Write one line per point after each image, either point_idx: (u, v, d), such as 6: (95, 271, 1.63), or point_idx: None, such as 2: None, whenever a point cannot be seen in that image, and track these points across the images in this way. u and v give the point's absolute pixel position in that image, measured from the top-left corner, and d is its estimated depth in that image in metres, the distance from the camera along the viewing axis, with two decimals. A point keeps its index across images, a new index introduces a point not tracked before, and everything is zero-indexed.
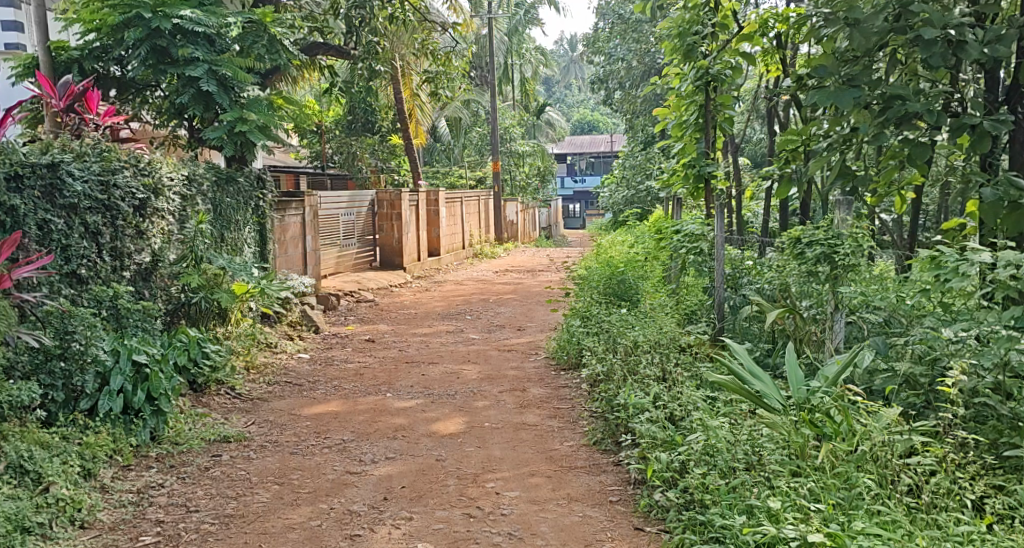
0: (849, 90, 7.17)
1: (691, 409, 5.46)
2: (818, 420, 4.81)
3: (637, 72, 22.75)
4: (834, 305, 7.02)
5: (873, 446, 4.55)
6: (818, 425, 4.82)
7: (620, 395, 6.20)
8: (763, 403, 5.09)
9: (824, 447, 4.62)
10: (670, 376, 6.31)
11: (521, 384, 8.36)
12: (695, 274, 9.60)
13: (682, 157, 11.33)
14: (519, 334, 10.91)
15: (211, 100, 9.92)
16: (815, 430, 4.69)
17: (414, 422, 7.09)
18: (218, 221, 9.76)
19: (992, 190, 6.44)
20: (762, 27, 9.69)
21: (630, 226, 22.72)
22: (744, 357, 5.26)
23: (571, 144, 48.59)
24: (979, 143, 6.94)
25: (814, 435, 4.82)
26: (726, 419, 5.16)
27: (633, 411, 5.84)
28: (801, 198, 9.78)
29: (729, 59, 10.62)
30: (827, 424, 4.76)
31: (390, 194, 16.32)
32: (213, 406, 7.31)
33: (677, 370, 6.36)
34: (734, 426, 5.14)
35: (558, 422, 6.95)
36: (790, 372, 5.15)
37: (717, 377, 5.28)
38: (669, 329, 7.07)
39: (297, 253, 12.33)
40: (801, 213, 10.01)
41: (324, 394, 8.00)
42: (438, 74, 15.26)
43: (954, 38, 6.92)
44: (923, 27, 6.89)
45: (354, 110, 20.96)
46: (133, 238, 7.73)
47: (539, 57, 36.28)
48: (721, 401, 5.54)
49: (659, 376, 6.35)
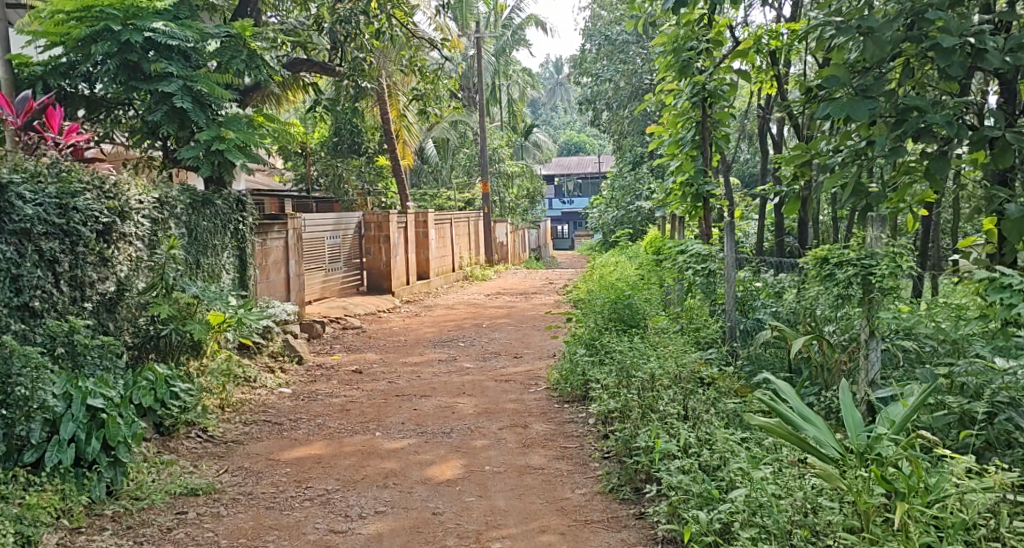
0: (865, 102, 6.56)
1: (729, 457, 4.80)
2: (889, 475, 4.11)
3: (624, 93, 22.13)
4: (869, 331, 6.39)
5: (973, 511, 3.89)
6: (889, 480, 4.11)
7: (641, 436, 5.52)
8: (817, 452, 4.38)
9: (900, 508, 3.92)
10: (696, 416, 5.62)
11: (522, 419, 7.67)
12: (701, 297, 9.07)
13: (677, 175, 10.76)
14: (516, 363, 10.22)
15: (186, 118, 9.18)
16: (887, 485, 3.98)
17: (406, 466, 6.39)
18: (193, 246, 9.05)
19: (1015, 207, 6.01)
20: (756, 43, 9.40)
21: (623, 246, 22.14)
22: (792, 399, 4.54)
23: (559, 165, 48.08)
24: (1000, 158, 6.43)
25: (882, 491, 4.11)
26: (772, 468, 4.51)
27: (659, 457, 5.16)
28: (803, 218, 9.51)
29: (725, 76, 10.11)
30: (898, 480, 4.05)
31: (378, 215, 15.69)
32: (182, 452, 6.60)
33: (699, 406, 5.72)
34: (780, 475, 4.51)
35: (567, 465, 6.29)
36: (847, 413, 4.44)
37: (763, 420, 4.50)
38: (686, 362, 6.42)
39: (279, 278, 11.63)
40: (801, 237, 9.77)
41: (307, 434, 7.29)
42: (426, 93, 14.58)
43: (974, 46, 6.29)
44: (940, 35, 6.28)
45: (340, 132, 20.26)
46: (95, 265, 7.02)
47: (527, 78, 35.75)
48: (760, 446, 4.93)
49: (686, 417, 5.66)
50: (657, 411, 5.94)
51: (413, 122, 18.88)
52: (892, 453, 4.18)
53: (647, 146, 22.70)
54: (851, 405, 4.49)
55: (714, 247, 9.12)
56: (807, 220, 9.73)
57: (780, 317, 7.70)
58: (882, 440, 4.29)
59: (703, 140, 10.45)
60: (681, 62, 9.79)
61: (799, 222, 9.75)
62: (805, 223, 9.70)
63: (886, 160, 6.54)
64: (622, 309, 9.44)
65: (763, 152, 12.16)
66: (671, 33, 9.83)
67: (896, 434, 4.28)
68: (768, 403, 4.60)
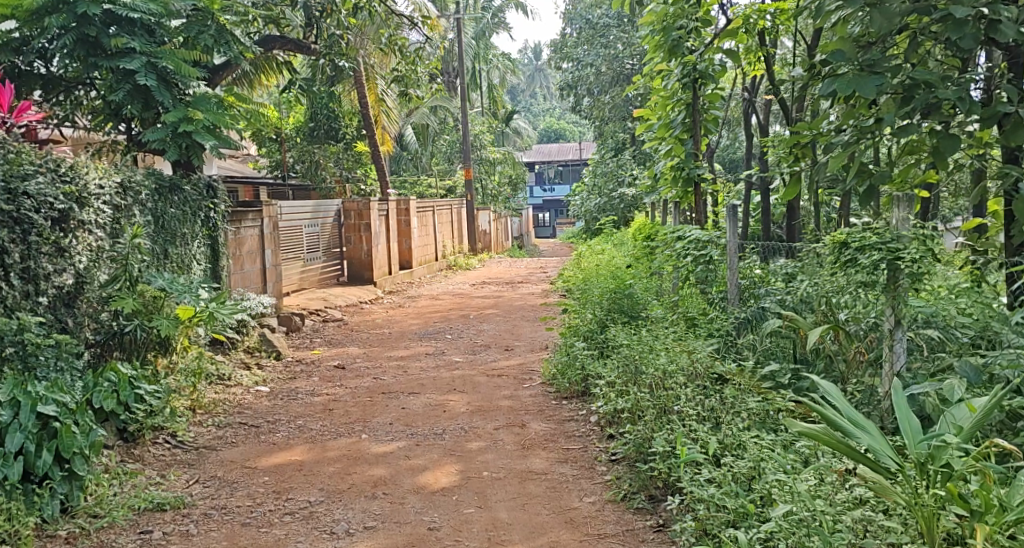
0: (872, 78, 6.17)
1: (765, 467, 4.34)
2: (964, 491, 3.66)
3: (605, 78, 21.62)
4: (894, 321, 5.83)
5: None
6: (964, 497, 3.67)
7: (655, 439, 5.01)
8: (870, 463, 3.90)
9: (981, 530, 3.47)
10: (721, 421, 5.09)
11: (518, 417, 7.15)
12: (700, 285, 8.57)
13: (668, 159, 10.26)
14: (507, 356, 9.68)
15: (150, 96, 8.60)
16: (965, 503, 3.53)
17: (396, 474, 5.83)
18: (160, 235, 8.47)
19: None
20: (745, 23, 8.99)
21: (606, 234, 21.65)
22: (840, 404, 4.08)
23: (540, 152, 47.47)
24: (1014, 134, 6.01)
25: (955, 509, 3.66)
26: (815, 481, 4.07)
27: (682, 466, 4.68)
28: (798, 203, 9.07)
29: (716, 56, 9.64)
30: (976, 498, 3.61)
31: (357, 203, 15.03)
32: (149, 461, 6.02)
33: (719, 405, 5.21)
34: (824, 488, 4.07)
35: (572, 469, 5.77)
36: (905, 419, 3.96)
37: (805, 425, 4.00)
38: (699, 356, 5.88)
39: (254, 269, 11.01)
40: (791, 223, 9.43)
41: (287, 437, 6.71)
42: (406, 74, 14.16)
43: (986, 17, 5.78)
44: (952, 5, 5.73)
45: (316, 117, 19.56)
46: (50, 256, 6.48)
47: (506, 64, 35.18)
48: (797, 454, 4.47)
49: (708, 421, 5.12)
50: (675, 411, 5.39)
51: (392, 107, 18.30)
52: (964, 466, 3.74)
53: (630, 131, 22.19)
54: (908, 410, 4.04)
55: (715, 233, 8.58)
56: (797, 209, 9.44)
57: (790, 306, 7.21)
58: (949, 449, 3.84)
59: (693, 121, 9.90)
60: (672, 41, 9.30)
61: (788, 212, 9.47)
62: (795, 211, 9.38)
63: (897, 137, 6.22)
64: (621, 298, 8.81)
65: (749, 135, 11.66)
66: (660, 12, 9.29)
67: (966, 443, 3.83)
68: (811, 405, 4.09)
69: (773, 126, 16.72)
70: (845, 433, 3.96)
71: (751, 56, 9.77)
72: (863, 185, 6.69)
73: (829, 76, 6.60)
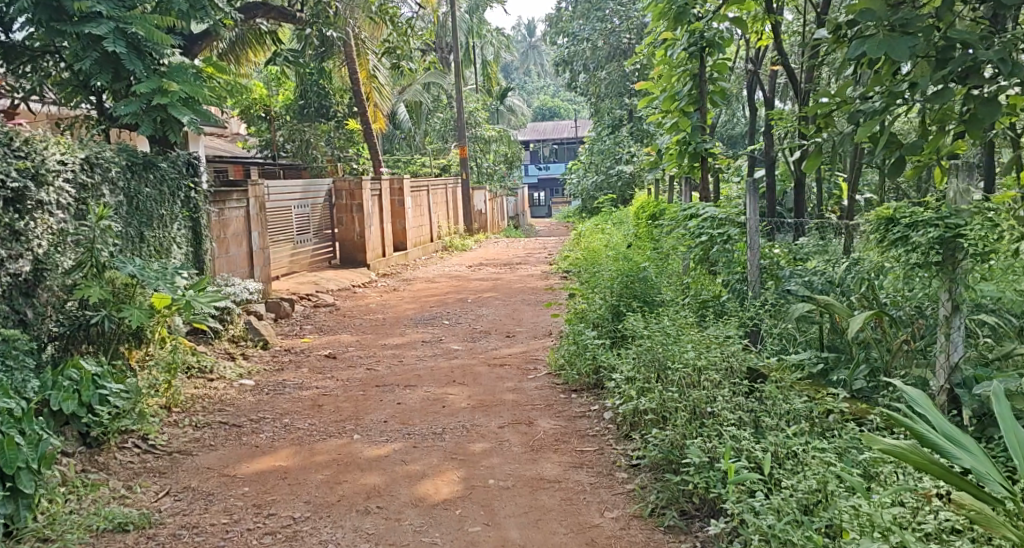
0: (904, 39, 5.51)
1: (831, 489, 3.84)
2: None
3: (602, 53, 20.95)
4: (952, 307, 5.25)
5: None
6: None
7: (690, 448, 4.43)
8: (968, 487, 3.48)
9: None
10: (766, 431, 4.47)
11: (525, 414, 6.50)
12: (711, 268, 7.91)
13: (671, 133, 9.57)
14: (509, 343, 9.04)
15: (120, 64, 7.93)
16: None
17: (392, 482, 5.21)
18: (134, 216, 7.80)
19: None
20: None
21: (605, 213, 20.96)
22: (932, 419, 3.68)
23: (535, 130, 46.67)
24: None
25: None
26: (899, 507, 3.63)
27: (732, 483, 4.10)
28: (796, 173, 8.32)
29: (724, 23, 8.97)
30: None
31: (349, 182, 14.34)
32: (115, 469, 5.36)
33: (763, 409, 4.61)
34: (909, 517, 3.61)
35: (590, 477, 5.15)
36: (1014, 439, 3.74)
37: (890, 442, 3.57)
38: (734, 349, 5.21)
39: (240, 252, 10.35)
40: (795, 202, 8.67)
41: (271, 439, 6.06)
42: (398, 45, 13.97)
43: None
44: None
45: (306, 93, 18.77)
46: (4, 241, 5.95)
47: (501, 40, 34.26)
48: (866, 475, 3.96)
49: (749, 428, 4.52)
50: (708, 414, 4.75)
51: (384, 83, 17.57)
52: None
53: (628, 107, 21.43)
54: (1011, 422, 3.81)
55: (733, 211, 7.84)
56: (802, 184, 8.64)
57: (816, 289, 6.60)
58: None
59: (701, 92, 9.21)
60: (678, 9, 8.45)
61: (793, 189, 8.67)
62: (802, 186, 8.54)
63: (931, 104, 5.56)
64: (635, 283, 8.02)
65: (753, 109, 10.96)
66: None
67: None
68: (897, 418, 3.65)
69: (777, 101, 16.03)
70: (940, 453, 3.54)
71: (757, 24, 9.13)
72: (891, 157, 6.06)
73: (856, 36, 5.91)
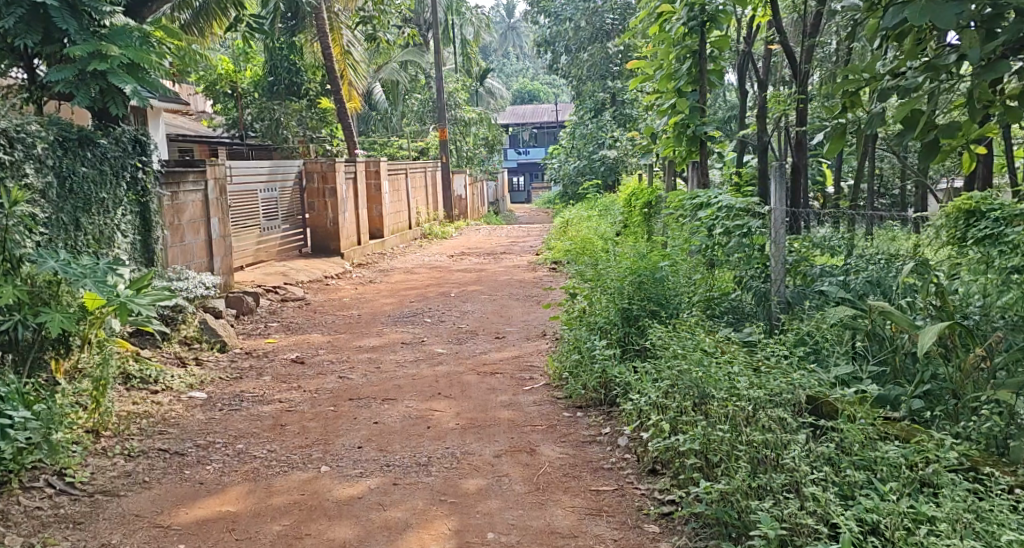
0: (952, 4, 4.34)
1: None
2: None
3: (584, 34, 19.95)
4: None
5: None
6: None
7: (762, 518, 3.62)
8: None
9: None
10: (855, 496, 3.69)
11: (525, 437, 5.48)
12: (711, 269, 6.73)
13: (668, 115, 8.37)
14: (499, 346, 8.00)
15: (52, 23, 6.83)
16: None
17: (365, 537, 4.22)
18: (69, 201, 6.72)
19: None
20: None
21: (590, 199, 19.90)
22: None
23: (514, 114, 45.48)
24: None
25: None
26: None
27: None
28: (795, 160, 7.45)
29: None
30: None
31: (321, 164, 13.22)
32: (19, 519, 4.33)
33: (852, 471, 3.78)
34: None
35: (613, 531, 4.17)
36: None
37: None
38: (796, 378, 4.36)
39: (197, 241, 9.23)
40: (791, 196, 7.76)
41: (220, 471, 5.03)
42: (374, 16, 12.84)
43: None
44: None
45: (276, 70, 17.55)
46: None
47: (481, 19, 32.91)
48: None
49: (833, 489, 3.73)
50: (776, 465, 3.94)
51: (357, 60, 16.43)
52: None
53: (611, 90, 20.39)
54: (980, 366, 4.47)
55: (753, 198, 6.58)
56: (799, 173, 7.78)
57: (851, 290, 5.59)
58: None
59: (701, 70, 8.15)
60: None
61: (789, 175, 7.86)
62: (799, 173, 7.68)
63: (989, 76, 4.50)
64: (648, 283, 6.77)
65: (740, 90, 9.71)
66: None
67: None
68: None
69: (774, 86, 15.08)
70: None
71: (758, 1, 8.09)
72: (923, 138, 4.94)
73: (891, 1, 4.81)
